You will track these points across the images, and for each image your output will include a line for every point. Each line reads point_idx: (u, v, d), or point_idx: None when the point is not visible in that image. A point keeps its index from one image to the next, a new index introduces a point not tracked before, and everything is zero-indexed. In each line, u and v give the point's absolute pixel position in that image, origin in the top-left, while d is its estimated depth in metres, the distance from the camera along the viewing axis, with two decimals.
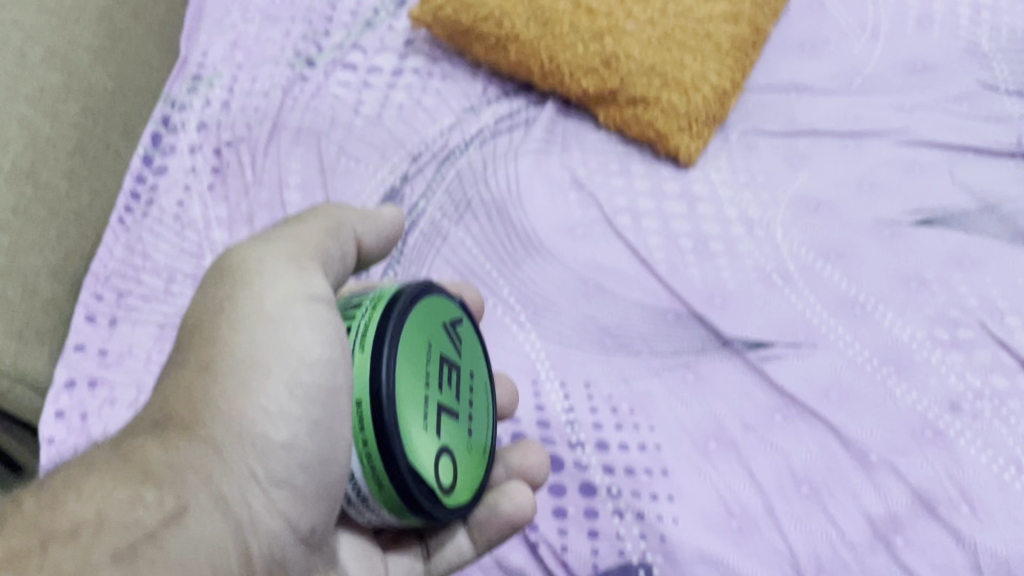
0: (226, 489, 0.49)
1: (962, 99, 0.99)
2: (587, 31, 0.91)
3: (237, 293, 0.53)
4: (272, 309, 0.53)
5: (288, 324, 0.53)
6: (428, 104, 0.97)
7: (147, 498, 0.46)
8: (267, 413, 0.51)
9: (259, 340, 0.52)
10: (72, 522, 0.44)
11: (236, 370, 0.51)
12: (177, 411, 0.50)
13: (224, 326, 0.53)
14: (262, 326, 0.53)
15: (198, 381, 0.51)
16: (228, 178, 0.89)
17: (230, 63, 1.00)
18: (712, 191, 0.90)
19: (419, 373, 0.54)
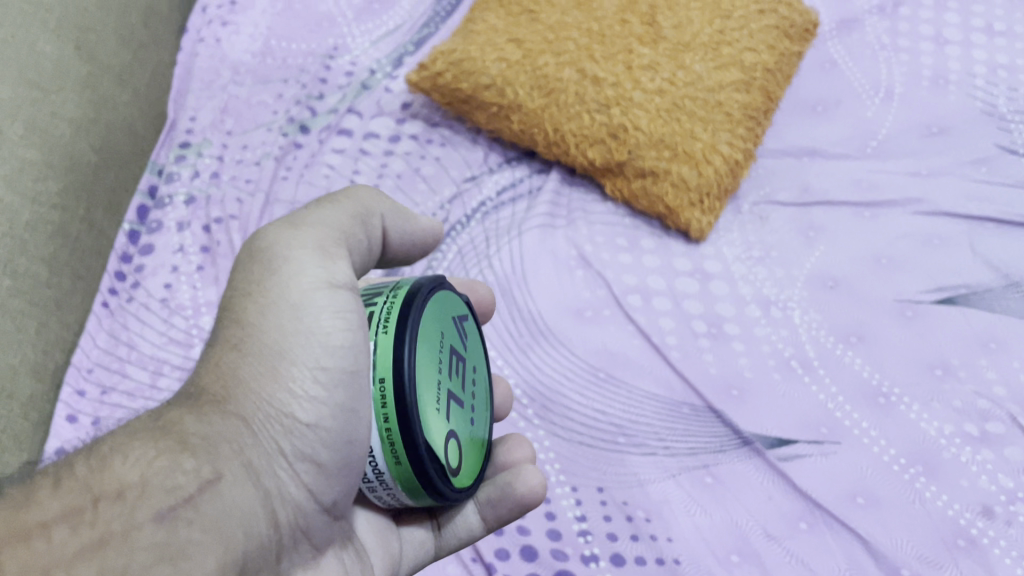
0: (255, 460, 0.48)
1: (980, 164, 0.96)
2: (593, 100, 0.87)
3: (265, 277, 0.51)
4: (296, 291, 0.51)
5: (313, 310, 0.51)
6: (427, 172, 0.93)
7: (185, 465, 0.45)
8: (292, 395, 0.50)
9: (285, 318, 0.51)
10: (117, 483, 0.43)
11: (263, 352, 0.50)
12: (208, 391, 0.49)
13: (252, 305, 0.51)
14: (287, 305, 0.51)
15: (228, 359, 0.50)
16: (218, 258, 0.84)
17: (220, 130, 0.96)
18: (725, 267, 0.86)
19: (434, 355, 0.53)
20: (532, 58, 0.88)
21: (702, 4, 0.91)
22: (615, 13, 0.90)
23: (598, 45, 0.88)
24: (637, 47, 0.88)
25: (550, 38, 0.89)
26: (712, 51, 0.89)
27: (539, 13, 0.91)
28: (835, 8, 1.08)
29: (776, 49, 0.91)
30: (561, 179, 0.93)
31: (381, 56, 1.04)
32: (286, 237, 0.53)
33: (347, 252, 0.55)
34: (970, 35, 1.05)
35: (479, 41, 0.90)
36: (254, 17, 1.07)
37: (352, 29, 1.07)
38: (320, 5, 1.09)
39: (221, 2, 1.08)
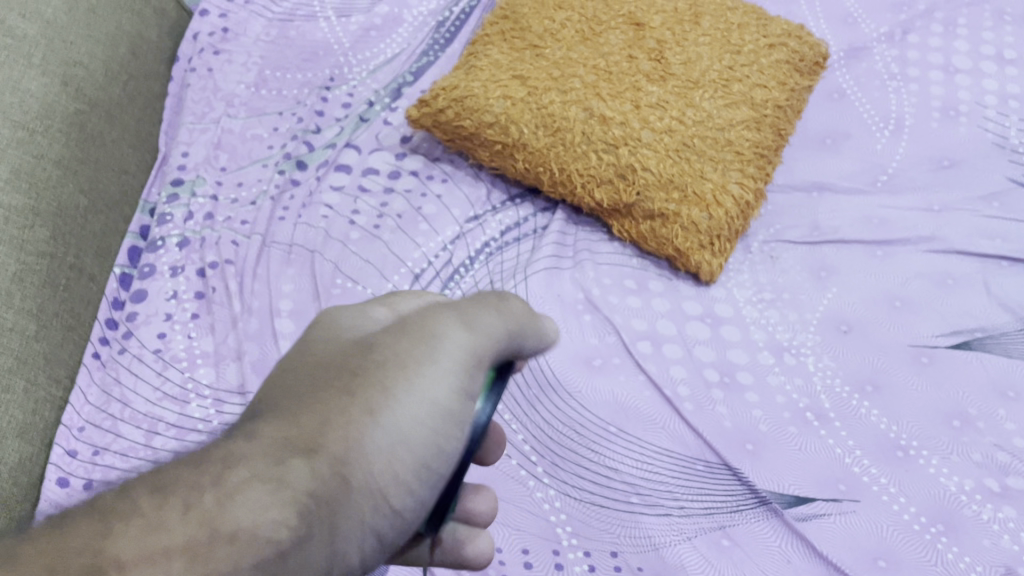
0: (341, 528, 0.40)
1: (992, 199, 0.94)
2: (600, 140, 0.84)
3: (417, 357, 0.43)
4: (430, 369, 0.43)
5: (445, 413, 0.42)
6: (428, 211, 0.90)
7: (286, 521, 0.39)
8: (397, 481, 0.41)
9: (415, 396, 0.42)
10: (230, 526, 0.38)
11: (389, 431, 0.41)
12: (312, 434, 0.41)
13: (383, 368, 0.43)
14: (417, 380, 0.43)
15: (335, 407, 0.41)
16: (213, 306, 0.81)
17: (214, 166, 0.93)
18: (736, 310, 0.84)
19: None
20: (537, 95, 0.85)
21: (711, 38, 0.88)
22: (622, 48, 0.87)
23: (604, 82, 0.85)
24: (645, 84, 0.86)
25: (556, 74, 0.86)
26: (721, 88, 0.86)
27: (543, 47, 0.88)
28: (843, 37, 1.06)
29: (786, 86, 0.88)
30: (566, 218, 0.90)
31: (379, 87, 1.01)
32: (443, 317, 0.45)
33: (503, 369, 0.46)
34: (980, 63, 1.03)
35: (482, 78, 0.87)
36: (247, 46, 1.04)
37: (349, 59, 1.04)
38: (314, 33, 1.06)
39: (212, 30, 1.05)
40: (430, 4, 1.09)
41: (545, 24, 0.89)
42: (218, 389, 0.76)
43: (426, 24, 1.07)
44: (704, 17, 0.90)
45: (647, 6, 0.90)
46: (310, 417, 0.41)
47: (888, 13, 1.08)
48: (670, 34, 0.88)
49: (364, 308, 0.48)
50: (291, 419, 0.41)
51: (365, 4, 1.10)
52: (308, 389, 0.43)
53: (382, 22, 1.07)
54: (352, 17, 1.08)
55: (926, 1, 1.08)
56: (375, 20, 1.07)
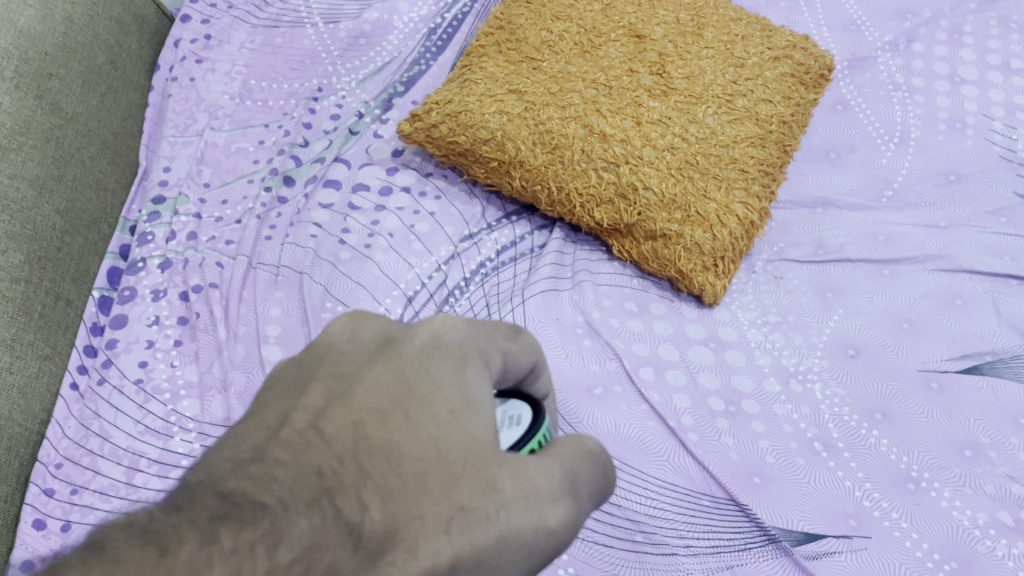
0: None
1: (1000, 214, 0.92)
2: (600, 157, 0.81)
3: (525, 510, 0.41)
4: (513, 544, 0.40)
5: (519, 563, 0.41)
6: (421, 230, 0.87)
7: None
8: None
9: (492, 563, 0.40)
10: None
11: (475, 569, 0.39)
12: (406, 547, 0.37)
13: (485, 524, 0.39)
14: (499, 550, 0.40)
15: (430, 530, 0.38)
16: (197, 333, 0.78)
17: (197, 182, 0.89)
18: (740, 334, 0.82)
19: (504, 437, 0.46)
20: (535, 111, 0.82)
21: (714, 51, 0.85)
22: (622, 61, 0.84)
23: (604, 98, 0.82)
24: (647, 99, 0.82)
25: (554, 89, 0.83)
26: (725, 104, 0.83)
27: (540, 61, 0.84)
28: (846, 45, 1.03)
29: (791, 101, 0.85)
30: (564, 237, 0.87)
31: (370, 98, 0.98)
32: (551, 514, 0.42)
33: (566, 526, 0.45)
34: (987, 73, 1.01)
35: (477, 92, 0.84)
36: (231, 53, 1.00)
37: (337, 68, 1.00)
38: (301, 41, 1.02)
39: (194, 37, 1.01)
40: (422, 10, 1.05)
41: (541, 36, 0.85)
42: (202, 422, 0.72)
43: (418, 30, 1.03)
44: (707, 28, 0.87)
45: (647, 16, 0.86)
46: (420, 521, 0.38)
47: (892, 20, 1.05)
48: (672, 46, 0.85)
49: (483, 381, 0.43)
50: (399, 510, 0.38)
51: (354, 9, 1.06)
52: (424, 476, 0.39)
53: (372, 28, 1.03)
54: (340, 24, 1.04)
55: (931, 8, 1.05)
56: (364, 27, 1.03)
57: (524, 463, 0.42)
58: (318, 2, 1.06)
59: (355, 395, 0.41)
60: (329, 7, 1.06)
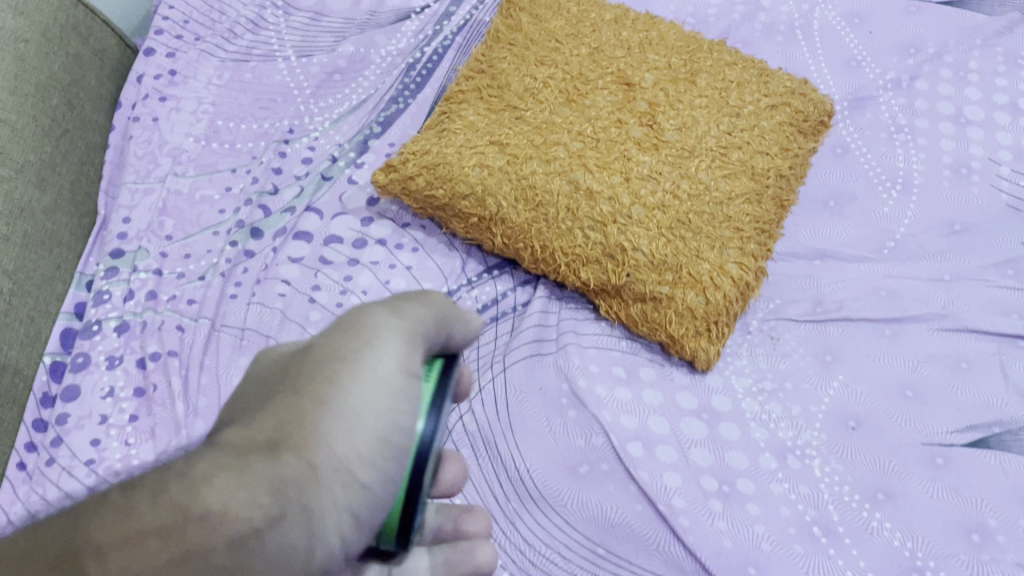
0: (313, 508, 0.39)
1: (1007, 267, 0.87)
2: (586, 215, 0.76)
3: (358, 354, 0.42)
4: (382, 414, 0.40)
5: (394, 399, 0.41)
6: (397, 286, 0.82)
7: (258, 501, 0.39)
8: (358, 460, 0.40)
9: (353, 427, 0.40)
10: (203, 507, 0.39)
11: (342, 416, 0.40)
12: (286, 481, 0.39)
13: (324, 382, 0.41)
14: (371, 430, 0.40)
15: (295, 457, 0.39)
16: (154, 406, 0.73)
17: (159, 234, 0.84)
18: (735, 404, 0.77)
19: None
20: (517, 165, 0.77)
21: (708, 100, 0.80)
22: (610, 111, 0.78)
23: (591, 151, 0.77)
24: (636, 152, 0.77)
25: (537, 141, 0.77)
26: (719, 157, 0.78)
27: (523, 109, 0.79)
28: (846, 84, 0.98)
29: (788, 152, 0.80)
30: (549, 295, 0.82)
31: (344, 140, 0.92)
32: (382, 338, 0.43)
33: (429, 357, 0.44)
34: (993, 114, 0.96)
35: (456, 143, 0.79)
36: (197, 91, 0.94)
37: (310, 107, 0.94)
38: (272, 77, 0.96)
39: (158, 72, 0.95)
40: (400, 43, 1.00)
41: (525, 82, 0.80)
42: None
43: (396, 65, 0.98)
44: (700, 74, 0.81)
45: (638, 62, 0.81)
46: (266, 422, 0.41)
47: (894, 56, 1.00)
48: (664, 95, 0.79)
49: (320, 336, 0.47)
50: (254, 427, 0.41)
51: (329, 42, 1.00)
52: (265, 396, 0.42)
53: (347, 63, 0.98)
54: (314, 58, 0.98)
55: (935, 43, 1.00)
56: (339, 62, 0.98)
57: (353, 325, 0.44)
58: (291, 34, 1.00)
59: (230, 409, 0.45)
60: (302, 39, 0.99)
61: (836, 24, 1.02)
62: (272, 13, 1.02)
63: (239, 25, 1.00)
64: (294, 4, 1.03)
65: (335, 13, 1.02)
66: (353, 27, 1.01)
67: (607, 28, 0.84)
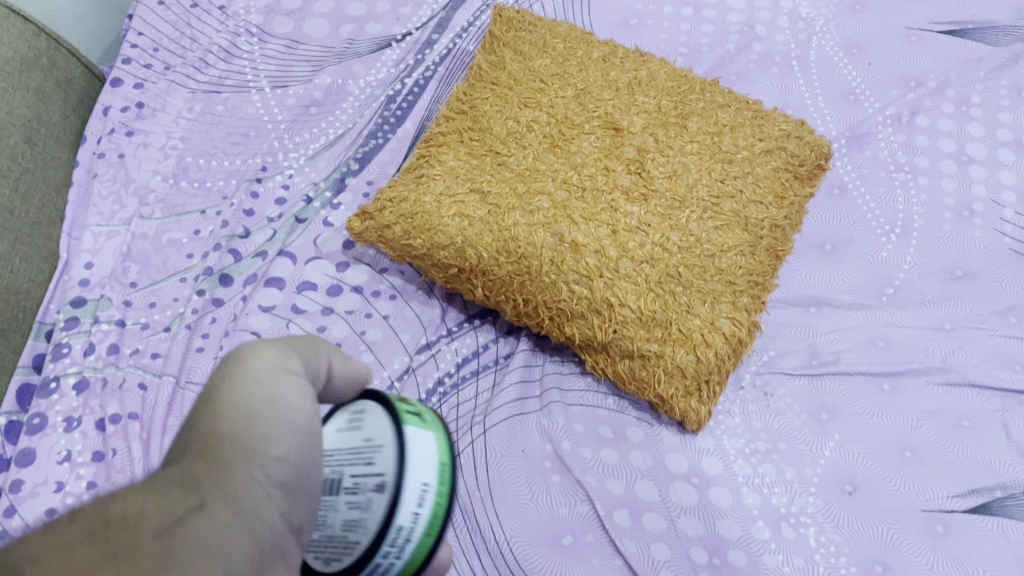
0: (229, 492, 0.43)
1: (1010, 314, 0.83)
2: (571, 269, 0.71)
3: (231, 369, 0.45)
4: (274, 397, 0.44)
5: (274, 396, 0.44)
6: (373, 337, 0.78)
7: (175, 496, 0.42)
8: (257, 452, 0.44)
9: (240, 428, 0.44)
10: (125, 511, 0.41)
11: (233, 420, 0.44)
12: (201, 476, 0.43)
13: (211, 402, 0.45)
14: (265, 411, 0.44)
15: (203, 457, 0.44)
16: (113, 473, 0.69)
17: (122, 281, 0.80)
18: (726, 467, 0.73)
19: (380, 426, 0.45)
20: (499, 215, 0.73)
21: (699, 146, 0.76)
22: (597, 158, 0.74)
23: (577, 201, 0.73)
24: (624, 203, 0.73)
25: (520, 190, 0.73)
26: (711, 207, 0.74)
27: (506, 155, 0.75)
28: (844, 118, 0.94)
29: (784, 201, 0.76)
30: (532, 347, 0.79)
31: (320, 178, 0.88)
32: (254, 349, 0.46)
33: (313, 361, 0.47)
34: (996, 151, 0.92)
35: (435, 191, 0.74)
36: (166, 125, 0.90)
37: (284, 142, 0.90)
38: (245, 109, 0.92)
39: (126, 105, 0.91)
40: (380, 73, 0.95)
41: (507, 126, 0.76)
42: None
43: (375, 97, 0.93)
44: (692, 117, 0.78)
45: (626, 105, 0.77)
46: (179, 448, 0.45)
47: (894, 89, 0.96)
48: (653, 140, 0.76)
49: None
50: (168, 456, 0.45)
51: (305, 72, 0.95)
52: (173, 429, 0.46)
53: (324, 95, 0.93)
54: (290, 89, 0.94)
55: (937, 76, 0.97)
56: (316, 94, 0.93)
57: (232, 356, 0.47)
58: (266, 63, 0.96)
59: None
60: (277, 69, 0.95)
61: (834, 55, 0.98)
62: (246, 40, 0.97)
63: (211, 53, 0.96)
64: (269, 30, 0.98)
65: (311, 40, 0.98)
66: (330, 57, 0.96)
67: (594, 68, 0.80)
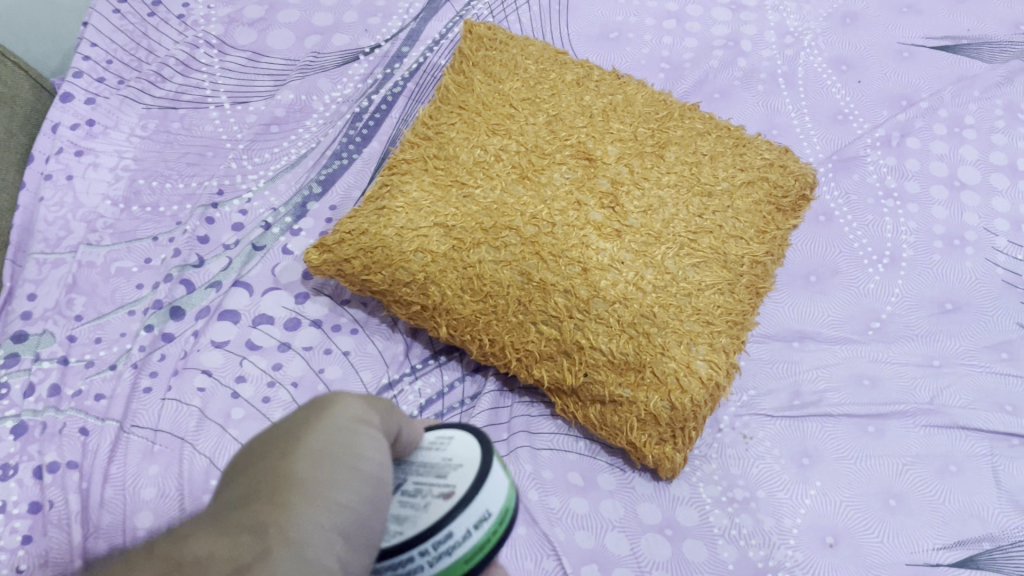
0: (294, 535, 0.42)
1: (1000, 350, 0.80)
2: (540, 309, 0.68)
3: (309, 414, 0.46)
4: (350, 447, 0.45)
5: (352, 443, 0.45)
6: (332, 375, 0.74)
7: (241, 539, 0.41)
8: (326, 498, 0.43)
9: (313, 469, 0.44)
10: (189, 556, 0.41)
11: (306, 464, 0.44)
12: (266, 519, 0.42)
13: (283, 442, 0.45)
14: (343, 459, 0.44)
15: (269, 500, 0.42)
16: (50, 527, 0.65)
17: (67, 314, 0.76)
18: (702, 517, 0.70)
19: (463, 448, 0.47)
20: (463, 250, 0.68)
21: (677, 177, 0.72)
22: (568, 191, 0.70)
23: (547, 237, 0.68)
24: (596, 239, 0.68)
25: (486, 224, 0.69)
26: (688, 243, 0.70)
27: (472, 186, 0.70)
28: (832, 140, 0.90)
29: (765, 236, 0.72)
30: (499, 387, 0.75)
31: (280, 202, 0.83)
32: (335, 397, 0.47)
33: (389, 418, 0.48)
34: (990, 176, 0.88)
35: (397, 223, 0.70)
36: (118, 143, 0.86)
37: (244, 163, 0.85)
38: (203, 127, 0.88)
39: (75, 121, 0.86)
40: (347, 88, 0.91)
41: (474, 154, 0.72)
42: None
43: (341, 114, 0.89)
44: (670, 147, 0.74)
45: (600, 133, 0.73)
46: (244, 482, 0.44)
47: (884, 109, 0.92)
48: (628, 171, 0.71)
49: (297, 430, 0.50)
50: (235, 492, 0.44)
51: (267, 86, 0.91)
52: (241, 465, 0.46)
53: (286, 113, 0.89)
54: (251, 105, 0.89)
55: (930, 95, 0.93)
56: (277, 112, 0.89)
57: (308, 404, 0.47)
58: (226, 77, 0.91)
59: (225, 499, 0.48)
60: (238, 83, 0.91)
61: (822, 71, 0.94)
62: (205, 52, 0.92)
63: (167, 66, 0.91)
64: (230, 41, 0.93)
65: (275, 53, 0.93)
66: (294, 70, 0.92)
67: (568, 92, 0.76)
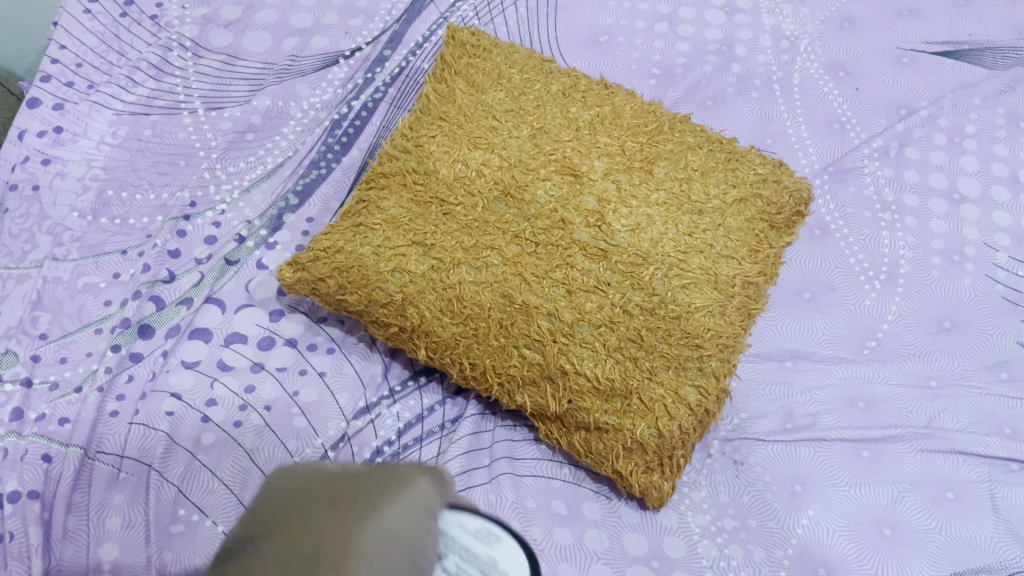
0: None
1: (1000, 370, 0.77)
2: (523, 332, 0.64)
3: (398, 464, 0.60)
4: (415, 531, 0.53)
5: (419, 533, 0.53)
6: (307, 398, 0.71)
7: None
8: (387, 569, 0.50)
9: (382, 544, 0.51)
10: None
11: (379, 534, 0.51)
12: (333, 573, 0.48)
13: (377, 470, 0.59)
14: (408, 544, 0.52)
15: (338, 561, 0.49)
16: (9, 559, 0.62)
17: (31, 332, 0.72)
18: (690, 549, 0.67)
19: (513, 564, 0.54)
20: (443, 270, 0.65)
21: (666, 194, 0.69)
22: (553, 209, 0.67)
23: (530, 257, 0.65)
24: (581, 259, 0.66)
25: (466, 243, 0.66)
26: (677, 264, 0.67)
27: (452, 203, 0.67)
28: (827, 150, 0.87)
29: (758, 255, 0.70)
30: (481, 411, 0.72)
31: (255, 214, 0.80)
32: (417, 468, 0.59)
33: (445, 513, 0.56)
34: (991, 188, 0.85)
35: (374, 241, 0.66)
36: (87, 151, 0.83)
37: (218, 172, 0.82)
38: (176, 135, 0.85)
39: (42, 128, 0.83)
40: (326, 93, 0.88)
41: (455, 169, 0.68)
42: None
43: (319, 121, 0.85)
44: (658, 162, 0.71)
45: (586, 147, 0.70)
46: (318, 532, 0.51)
47: (882, 118, 0.89)
48: (615, 188, 0.68)
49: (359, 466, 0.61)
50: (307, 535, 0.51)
51: (243, 91, 0.88)
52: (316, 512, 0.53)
53: (263, 120, 0.86)
54: (226, 112, 0.86)
55: (929, 103, 0.90)
56: (253, 118, 0.86)
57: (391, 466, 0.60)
58: (201, 81, 0.88)
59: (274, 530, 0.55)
60: (212, 87, 0.88)
61: (819, 77, 0.91)
62: (178, 55, 0.89)
63: (139, 70, 0.88)
64: (205, 44, 0.90)
65: (251, 56, 0.90)
66: (271, 74, 0.88)
67: (554, 103, 0.73)
